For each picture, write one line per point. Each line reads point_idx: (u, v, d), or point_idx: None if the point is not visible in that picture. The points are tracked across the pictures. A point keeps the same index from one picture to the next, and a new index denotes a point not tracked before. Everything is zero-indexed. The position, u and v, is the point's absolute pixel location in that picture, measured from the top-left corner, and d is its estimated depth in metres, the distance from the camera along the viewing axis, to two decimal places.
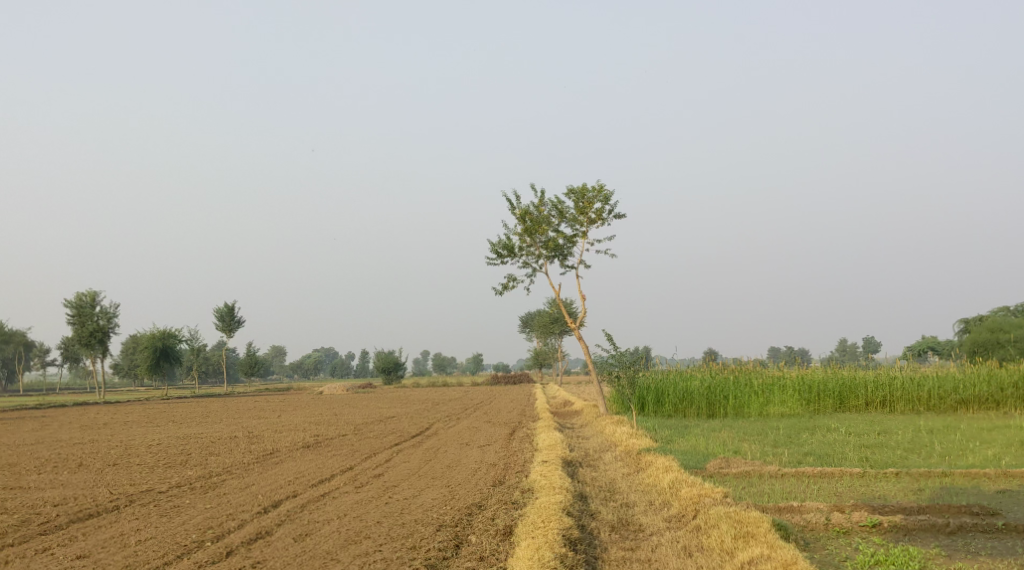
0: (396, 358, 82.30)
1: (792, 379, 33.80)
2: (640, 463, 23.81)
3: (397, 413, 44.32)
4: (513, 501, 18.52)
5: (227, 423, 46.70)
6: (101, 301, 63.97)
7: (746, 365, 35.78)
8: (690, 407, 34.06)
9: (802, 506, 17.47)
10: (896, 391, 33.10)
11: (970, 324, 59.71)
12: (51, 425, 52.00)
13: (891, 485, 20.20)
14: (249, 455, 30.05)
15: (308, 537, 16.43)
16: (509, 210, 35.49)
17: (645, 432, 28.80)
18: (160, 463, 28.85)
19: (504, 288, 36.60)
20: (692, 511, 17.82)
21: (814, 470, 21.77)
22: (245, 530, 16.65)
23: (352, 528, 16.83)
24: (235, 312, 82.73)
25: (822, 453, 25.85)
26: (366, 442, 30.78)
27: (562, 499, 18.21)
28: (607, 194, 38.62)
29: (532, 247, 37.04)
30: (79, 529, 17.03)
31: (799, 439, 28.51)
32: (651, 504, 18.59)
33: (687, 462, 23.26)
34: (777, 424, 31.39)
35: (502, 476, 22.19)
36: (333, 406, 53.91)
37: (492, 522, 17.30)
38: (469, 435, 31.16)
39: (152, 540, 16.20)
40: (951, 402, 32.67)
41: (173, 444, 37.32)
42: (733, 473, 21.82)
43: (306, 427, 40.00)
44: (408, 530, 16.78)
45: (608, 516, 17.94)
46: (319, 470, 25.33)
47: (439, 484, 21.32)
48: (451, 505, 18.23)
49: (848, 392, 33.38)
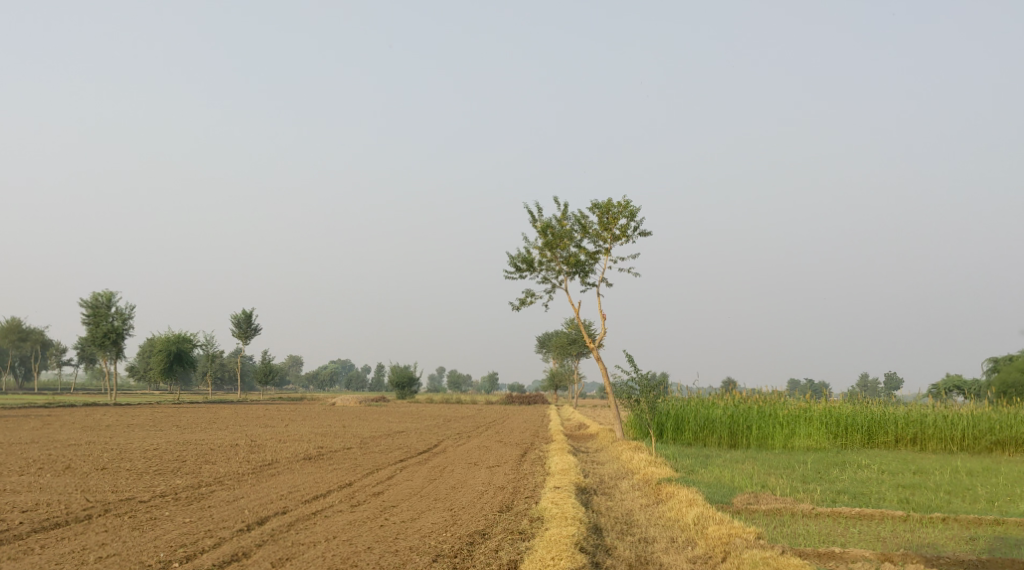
0: (411, 373, 80.58)
1: (819, 410, 31.89)
2: (659, 494, 22.01)
3: (407, 428, 42.61)
4: (520, 531, 16.70)
5: (231, 431, 45.12)
6: (116, 302, 62.62)
7: (771, 394, 33.88)
8: (711, 436, 32.35)
9: (846, 552, 15.59)
10: (928, 429, 31.12)
11: (1000, 364, 57.50)
12: (52, 425, 50.50)
13: (939, 532, 18.38)
14: (247, 465, 28.46)
15: (288, 562, 14.69)
16: (530, 221, 33.83)
17: (665, 461, 27.02)
18: (149, 470, 27.22)
19: (522, 303, 34.86)
20: (721, 553, 16.02)
21: (852, 510, 19.96)
22: (220, 551, 14.95)
23: (339, 553, 15.09)
24: (252, 319, 81.32)
25: (855, 492, 23.96)
26: (370, 457, 29.11)
27: (575, 532, 16.44)
28: (632, 210, 36.91)
29: (552, 262, 35.32)
30: (39, 540, 15.37)
31: (830, 475, 26.65)
32: (673, 541, 16.77)
33: (712, 496, 21.46)
34: (804, 458, 29.55)
35: (510, 501, 20.43)
36: (344, 418, 52.36)
37: (495, 556, 15.49)
38: (478, 454, 29.42)
39: (114, 558, 14.54)
40: (988, 443, 30.64)
41: (171, 449, 35.90)
42: (762, 510, 20.00)
43: (312, 438, 38.38)
44: (401, 559, 15.04)
45: (625, 553, 16.15)
46: (315, 485, 23.66)
47: (440, 507, 19.61)
48: (451, 532, 16.48)
49: (877, 427, 31.42)
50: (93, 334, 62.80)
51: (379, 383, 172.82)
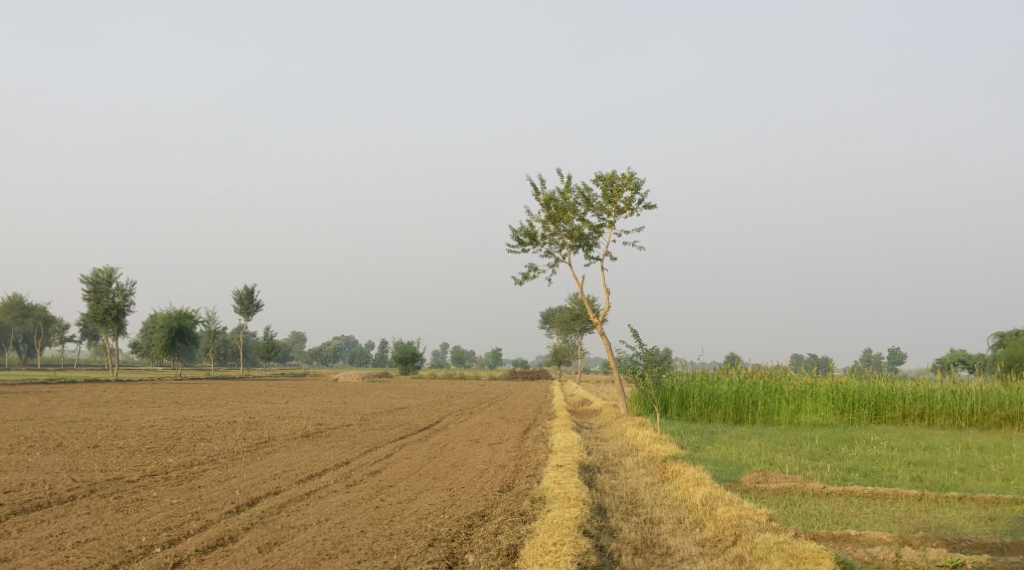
0: (414, 349, 79.81)
1: (825, 385, 31.17)
2: (665, 472, 21.34)
3: (409, 404, 41.99)
4: (521, 513, 16.01)
5: (231, 407, 44.54)
6: (117, 278, 61.85)
7: (776, 369, 33.17)
8: (717, 411, 31.72)
9: (863, 535, 14.90)
10: (936, 404, 30.34)
11: (1006, 338, 56.74)
12: (50, 402, 49.93)
13: (956, 512, 17.70)
14: (243, 443, 27.80)
15: (275, 547, 14.01)
16: (531, 193, 32.98)
17: (671, 438, 26.32)
18: (143, 449, 26.57)
19: (525, 278, 34.15)
20: (731, 535, 15.35)
21: (864, 489, 19.26)
22: (205, 535, 14.26)
23: (330, 537, 14.40)
24: (253, 295, 80.56)
25: (867, 470, 23.27)
26: (369, 435, 28.43)
27: (579, 514, 15.73)
28: (637, 182, 36.10)
29: (555, 235, 34.56)
30: (17, 523, 14.70)
31: (838, 451, 25.98)
32: (680, 523, 16.08)
33: (719, 474, 20.78)
34: (811, 434, 28.87)
35: (511, 480, 19.74)
36: (345, 394, 51.67)
37: (494, 540, 14.80)
38: (480, 431, 28.72)
39: (92, 543, 13.84)
40: (997, 419, 29.80)
41: (167, 427, 35.22)
42: (771, 489, 19.32)
43: (310, 414, 37.66)
44: (395, 544, 14.35)
45: (630, 535, 15.49)
46: (311, 464, 23.01)
47: (439, 487, 18.95)
48: (448, 514, 15.77)
49: (884, 403, 30.67)
50: (93, 310, 62.11)
51: (383, 359, 172.44)
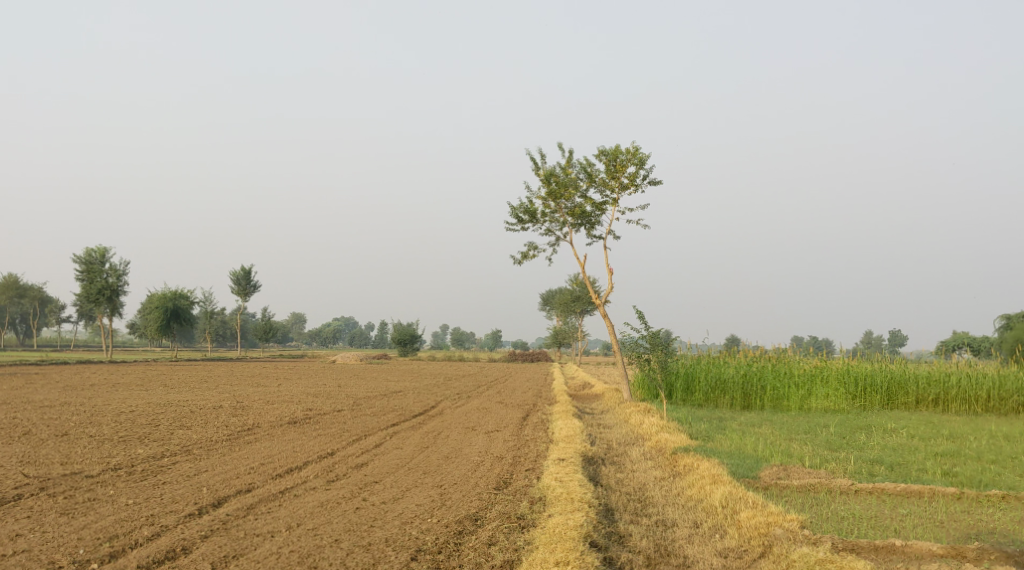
0: (413, 330, 77.84)
1: (837, 368, 29.32)
2: (677, 466, 19.46)
3: (405, 387, 40.17)
4: (519, 516, 14.21)
5: (220, 391, 42.68)
6: (109, 257, 59.99)
7: (784, 352, 31.35)
8: (723, 396, 29.97)
9: (909, 545, 13.31)
10: (952, 389, 28.41)
11: (1013, 321, 54.99)
12: (35, 385, 48.06)
13: (1000, 515, 15.89)
14: (223, 431, 25.96)
15: (232, 562, 12.38)
16: (531, 169, 30.92)
17: (678, 426, 24.47)
18: (115, 437, 24.69)
19: (525, 257, 32.21)
20: (759, 546, 13.67)
21: (896, 486, 17.43)
22: (154, 546, 12.64)
23: (298, 549, 12.73)
24: (252, 276, 78.71)
25: (892, 462, 21.41)
26: (359, 422, 26.58)
27: (584, 520, 13.95)
28: (642, 156, 34.23)
29: (555, 212, 32.68)
30: None
31: (857, 441, 24.18)
32: (698, 528, 14.30)
33: (735, 468, 18.97)
34: (825, 421, 27.04)
35: (507, 475, 17.94)
36: (340, 377, 49.74)
37: (487, 553, 13.03)
38: (477, 417, 26.91)
39: (21, 559, 12.31)
40: (1015, 404, 27.81)
41: (150, 413, 33.45)
42: (794, 486, 17.56)
43: (300, 399, 35.80)
44: (372, 557, 12.68)
45: (641, 542, 13.71)
46: (292, 455, 21.14)
47: (428, 484, 17.09)
48: (436, 517, 13.97)
49: (898, 388, 28.76)
50: (87, 290, 60.14)
51: (382, 340, 170.94)
